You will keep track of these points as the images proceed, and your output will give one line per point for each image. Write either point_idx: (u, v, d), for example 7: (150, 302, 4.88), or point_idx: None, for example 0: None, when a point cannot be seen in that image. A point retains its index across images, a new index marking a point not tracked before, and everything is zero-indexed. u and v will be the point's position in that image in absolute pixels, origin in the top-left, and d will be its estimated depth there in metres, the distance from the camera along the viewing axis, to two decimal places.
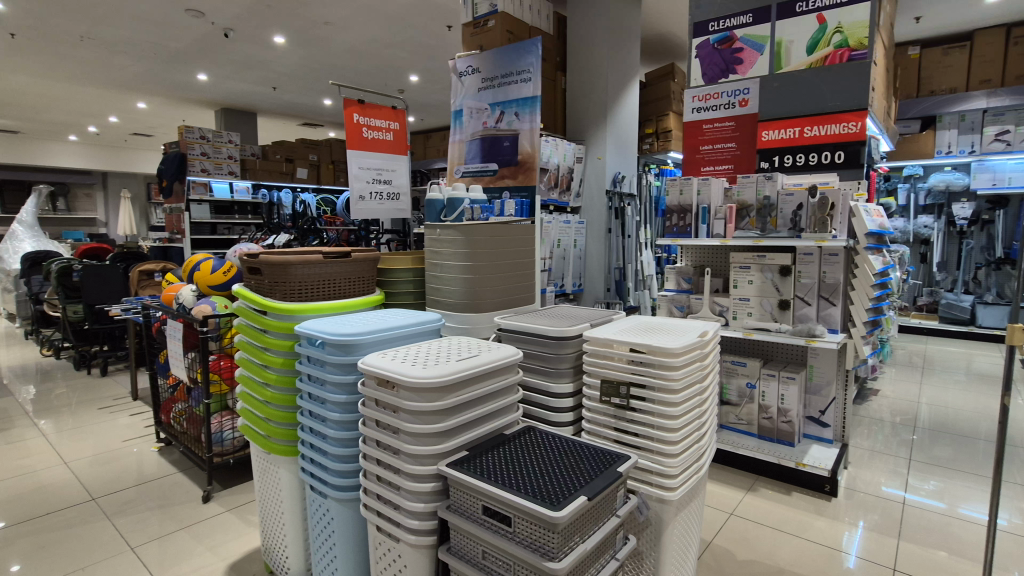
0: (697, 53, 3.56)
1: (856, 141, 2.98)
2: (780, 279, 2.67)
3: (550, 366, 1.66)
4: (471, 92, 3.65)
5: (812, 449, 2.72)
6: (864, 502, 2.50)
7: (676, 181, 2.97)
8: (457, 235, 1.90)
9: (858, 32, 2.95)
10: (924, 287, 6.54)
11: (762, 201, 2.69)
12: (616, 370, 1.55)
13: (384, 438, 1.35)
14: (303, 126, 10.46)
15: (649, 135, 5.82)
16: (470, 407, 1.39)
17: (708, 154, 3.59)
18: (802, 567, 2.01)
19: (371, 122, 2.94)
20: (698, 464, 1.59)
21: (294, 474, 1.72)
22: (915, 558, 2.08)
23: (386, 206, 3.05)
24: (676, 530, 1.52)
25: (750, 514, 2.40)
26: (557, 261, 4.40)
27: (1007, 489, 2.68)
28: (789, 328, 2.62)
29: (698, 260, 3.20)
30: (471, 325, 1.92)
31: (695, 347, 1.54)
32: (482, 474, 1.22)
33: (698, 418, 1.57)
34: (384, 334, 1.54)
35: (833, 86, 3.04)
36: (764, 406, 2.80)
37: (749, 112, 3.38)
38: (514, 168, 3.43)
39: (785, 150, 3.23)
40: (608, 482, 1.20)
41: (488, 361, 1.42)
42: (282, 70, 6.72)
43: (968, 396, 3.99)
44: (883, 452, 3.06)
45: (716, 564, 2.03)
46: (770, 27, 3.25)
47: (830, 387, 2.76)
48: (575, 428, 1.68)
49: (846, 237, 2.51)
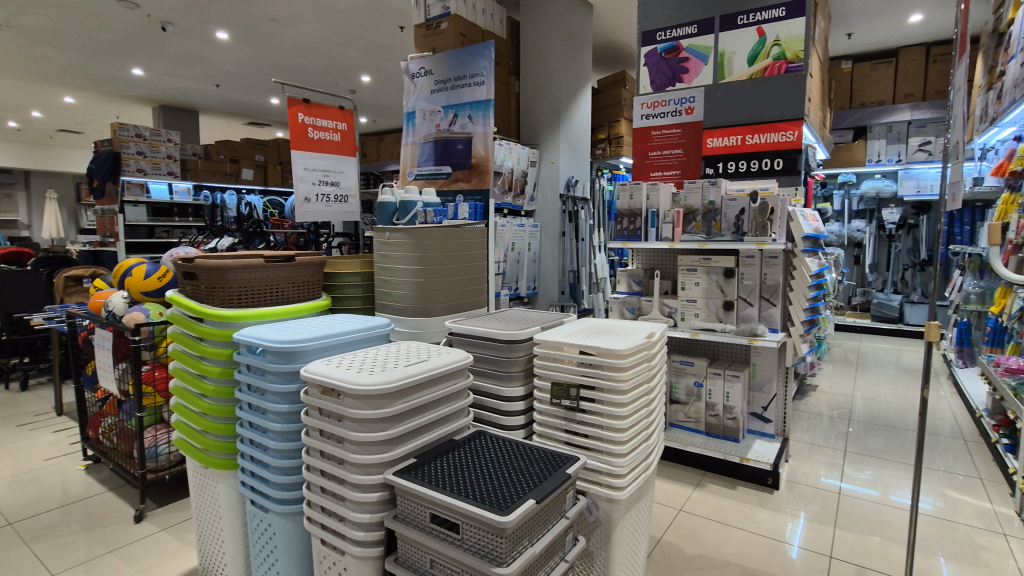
0: (646, 60, 3.65)
1: (793, 149, 3.13)
2: (724, 280, 2.77)
3: (501, 370, 1.66)
4: (424, 94, 3.63)
5: (755, 444, 2.83)
6: (804, 494, 2.61)
7: (627, 185, 3.02)
8: (407, 238, 1.86)
9: (794, 45, 3.10)
10: (857, 287, 6.91)
11: (707, 206, 2.80)
12: (566, 372, 1.57)
13: (328, 448, 1.31)
14: (250, 125, 10.08)
15: (601, 141, 5.94)
16: (419, 414, 1.37)
17: (657, 160, 3.67)
18: (746, 559, 2.08)
19: (317, 122, 2.87)
20: (646, 464, 1.61)
21: (233, 488, 1.64)
22: (849, 545, 2.19)
23: (333, 208, 2.97)
24: (625, 530, 1.53)
25: (697, 509, 2.47)
26: (511, 265, 4.42)
27: (930, 475, 2.87)
28: (733, 328, 2.72)
29: (648, 263, 3.28)
30: (423, 329, 1.88)
31: (642, 348, 1.57)
32: (430, 481, 1.20)
33: (645, 417, 1.61)
34: (329, 340, 1.50)
35: (772, 96, 3.19)
36: (711, 404, 2.89)
37: (695, 119, 3.49)
38: (468, 172, 3.44)
39: (728, 157, 3.36)
40: (557, 484, 1.21)
41: (436, 365, 1.40)
42: (226, 67, 6.46)
43: (896, 390, 4.25)
44: (821, 445, 3.22)
45: (666, 560, 2.07)
46: (714, 38, 3.38)
47: (771, 384, 2.89)
48: (526, 431, 1.68)
49: (785, 240, 2.62)
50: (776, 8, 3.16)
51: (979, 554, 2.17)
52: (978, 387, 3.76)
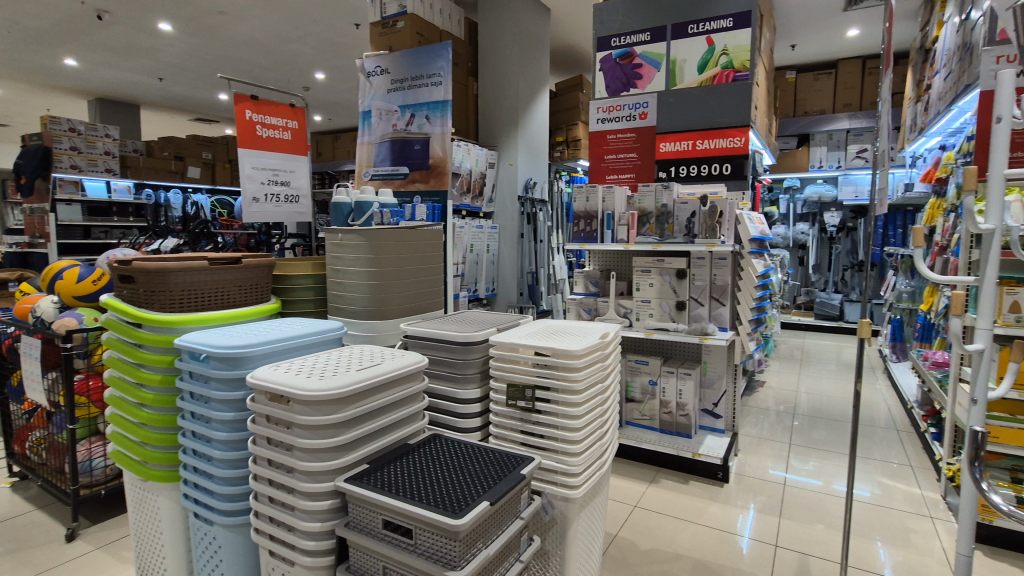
0: (601, 66, 3.72)
1: (740, 154, 3.26)
2: (676, 281, 2.85)
3: (457, 372, 1.65)
4: (380, 93, 3.57)
5: (707, 439, 2.92)
6: (752, 486, 2.72)
7: (583, 188, 3.07)
8: (360, 240, 1.83)
9: (741, 55, 3.23)
10: (802, 287, 7.24)
11: (659, 209, 2.89)
12: (522, 373, 1.57)
13: (276, 456, 1.27)
14: (197, 121, 9.66)
15: (559, 143, 6.02)
16: (372, 419, 1.35)
17: (612, 163, 3.75)
18: (698, 552, 2.15)
19: (266, 119, 2.78)
20: (601, 462, 1.64)
21: (175, 501, 1.57)
22: (794, 534, 2.29)
23: (283, 209, 2.88)
24: (580, 528, 1.55)
25: (652, 505, 2.53)
26: (470, 266, 4.42)
27: (866, 464, 3.04)
28: (685, 327, 2.80)
29: (604, 265, 3.35)
30: (377, 333, 1.85)
31: (596, 349, 1.60)
32: (383, 487, 1.18)
33: (600, 415, 1.63)
34: (278, 345, 1.46)
35: (720, 103, 3.30)
36: (664, 402, 2.97)
37: (649, 124, 3.57)
38: (426, 173, 3.40)
39: (680, 161, 3.46)
40: (511, 486, 1.21)
41: (389, 369, 1.39)
42: (170, 60, 6.17)
43: (836, 384, 4.48)
44: (768, 439, 3.36)
45: (621, 556, 2.11)
46: (666, 46, 3.48)
47: (720, 381, 2.99)
48: (482, 433, 1.68)
49: (733, 242, 2.72)
50: (724, 19, 3.29)
51: (910, 537, 2.32)
52: (909, 380, 4.02)
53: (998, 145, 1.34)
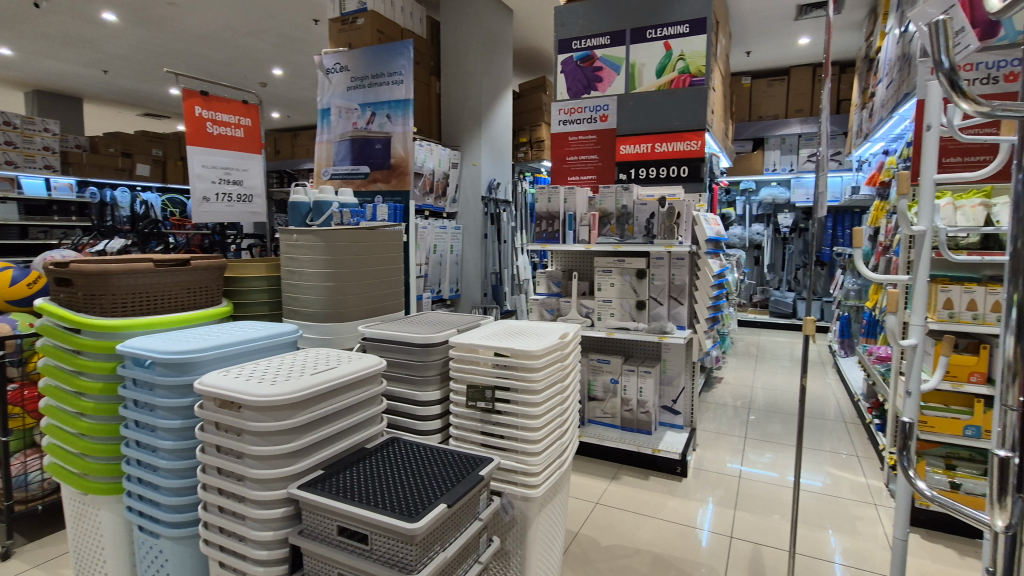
0: (562, 68, 3.76)
1: (696, 157, 3.35)
2: (636, 281, 2.91)
3: (416, 374, 1.63)
4: (339, 91, 3.51)
5: (666, 435, 2.99)
6: (709, 480, 2.80)
7: (545, 189, 3.09)
8: (317, 240, 1.79)
9: (697, 60, 3.31)
10: (757, 286, 7.50)
11: (620, 210, 2.94)
12: (482, 374, 1.57)
13: (226, 464, 1.23)
14: (146, 117, 9.27)
15: (523, 144, 6.05)
16: (327, 424, 1.32)
17: (574, 164, 3.79)
18: (657, 545, 2.20)
19: (217, 116, 2.69)
20: (560, 461, 1.66)
21: (118, 514, 1.50)
22: (748, 525, 2.37)
23: (235, 209, 2.79)
24: (541, 526, 1.57)
25: (613, 501, 2.57)
26: (433, 267, 4.40)
27: (815, 455, 3.18)
28: (645, 326, 2.86)
29: (566, 265, 3.38)
30: (334, 335, 1.82)
31: (555, 349, 1.61)
32: (338, 492, 1.16)
33: (559, 415, 1.65)
34: (230, 349, 1.42)
35: (678, 107, 3.39)
36: (625, 400, 3.02)
37: (609, 127, 3.62)
38: (387, 172, 3.35)
39: (639, 163, 3.53)
40: (469, 488, 1.21)
41: (345, 373, 1.36)
42: (115, 51, 5.89)
43: (789, 379, 4.67)
44: (725, 433, 3.47)
45: (581, 553, 2.14)
46: (625, 50, 3.54)
47: (679, 377, 3.06)
48: (442, 435, 1.67)
49: (690, 243, 2.78)
50: (681, 25, 3.37)
51: (855, 524, 2.44)
52: (856, 373, 4.22)
53: (927, 151, 1.43)
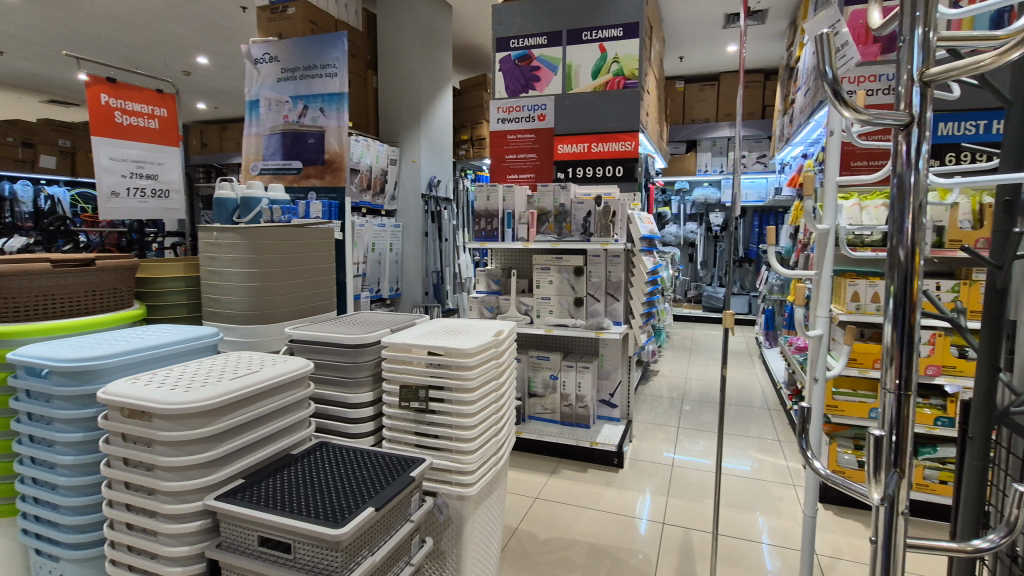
0: (501, 66, 3.77)
1: (631, 158, 3.45)
2: (574, 278, 2.97)
3: (347, 376, 1.59)
4: (269, 82, 3.37)
5: (604, 428, 3.06)
6: (644, 469, 2.90)
7: (483, 187, 3.09)
8: (238, 239, 1.71)
9: (630, 63, 3.42)
10: (692, 282, 7.85)
11: (557, 208, 2.99)
12: (415, 373, 1.55)
13: (135, 477, 1.15)
14: (51, 104, 8.51)
15: (464, 141, 6.03)
16: (249, 430, 1.26)
17: (512, 163, 3.80)
18: (594, 536, 2.26)
19: (126, 105, 2.51)
20: (495, 459, 1.66)
21: (11, 538, 1.38)
22: (680, 511, 2.47)
23: (149, 204, 2.61)
24: (476, 524, 1.57)
25: (553, 495, 2.61)
26: (372, 266, 4.34)
27: (742, 441, 3.36)
28: (582, 323, 2.91)
29: (506, 263, 3.40)
30: (259, 338, 1.74)
31: (489, 346, 1.61)
32: (259, 502, 1.11)
33: (494, 412, 1.65)
34: (142, 356, 1.33)
35: (613, 108, 3.48)
36: (565, 395, 3.08)
37: (547, 126, 3.67)
38: (321, 168, 3.22)
39: (576, 163, 3.60)
40: (399, 489, 1.20)
41: (268, 377, 1.31)
42: (12, 31, 5.37)
43: (719, 370, 4.91)
44: (660, 424, 3.60)
45: (520, 548, 2.16)
46: (562, 50, 3.60)
47: (616, 372, 3.15)
48: (375, 438, 1.64)
49: (625, 241, 2.87)
50: (615, 28, 3.46)
51: (777, 505, 2.60)
52: (778, 363, 4.49)
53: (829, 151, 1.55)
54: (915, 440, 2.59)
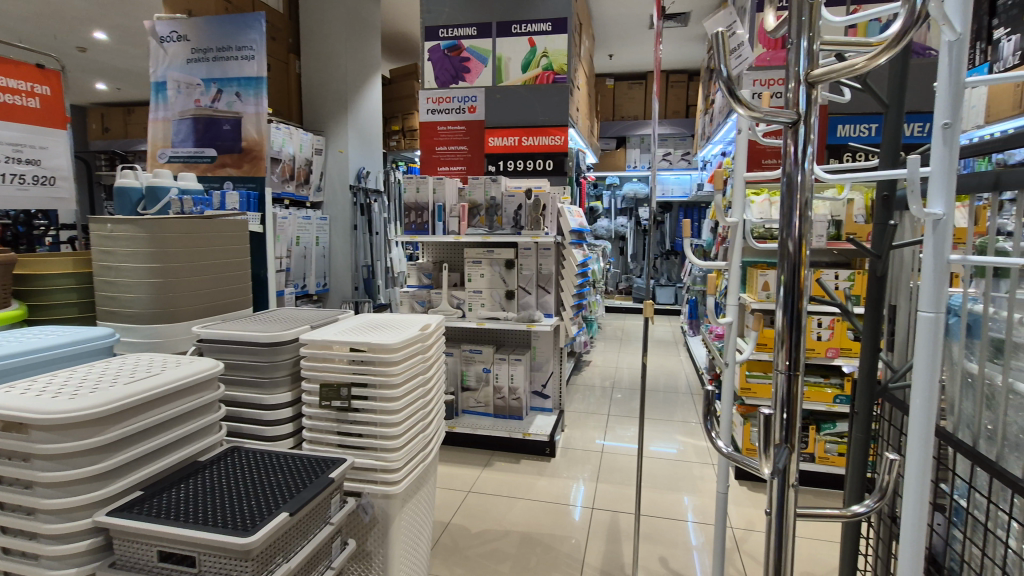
0: (429, 55, 3.68)
1: (560, 152, 3.51)
2: (505, 271, 2.98)
3: (263, 377, 1.51)
4: (177, 63, 3.13)
5: (536, 419, 3.11)
6: (575, 457, 2.97)
7: (413, 179, 3.04)
8: (137, 231, 1.57)
9: (559, 58, 3.47)
10: (622, 274, 8.10)
11: (488, 201, 2.98)
12: (336, 370, 1.49)
13: (9, 496, 1.03)
14: None
15: (395, 132, 5.91)
16: (149, 438, 1.17)
17: (443, 155, 3.73)
18: (526, 525, 2.29)
19: (2, 81, 2.23)
20: (423, 455, 1.64)
21: None
22: (609, 495, 2.56)
23: (30, 193, 2.37)
24: (403, 523, 1.54)
25: (486, 487, 2.61)
26: (296, 260, 4.21)
27: (667, 425, 3.52)
28: (514, 315, 2.94)
29: (438, 256, 3.36)
30: (163, 338, 1.62)
31: (415, 341, 1.58)
32: (160, 514, 1.03)
33: (421, 407, 1.63)
34: (18, 362, 1.20)
35: (542, 102, 3.52)
36: (497, 388, 3.10)
37: (477, 118, 3.64)
38: (238, 157, 2.99)
39: (507, 156, 3.61)
40: (316, 492, 1.15)
41: (170, 380, 1.22)
42: None
43: (648, 359, 5.11)
44: (591, 412, 3.70)
45: (451, 543, 2.15)
46: (492, 42, 3.58)
47: (549, 363, 3.19)
48: (295, 440, 1.56)
49: (555, 233, 2.91)
50: (544, 23, 3.50)
51: (698, 484, 2.74)
52: (701, 350, 4.74)
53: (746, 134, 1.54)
54: (818, 417, 2.81)
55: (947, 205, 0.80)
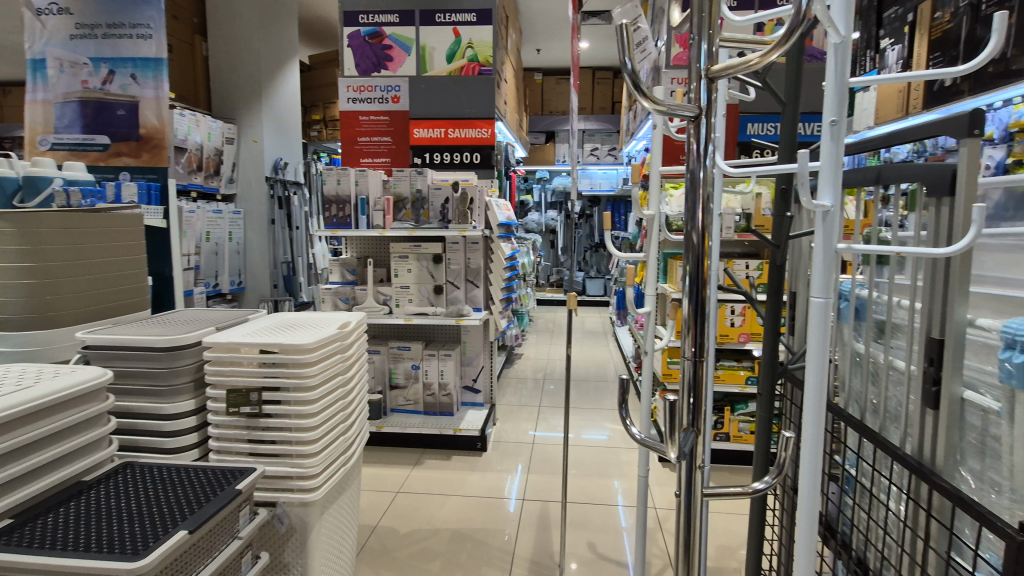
0: (349, 42, 3.53)
1: (487, 145, 3.50)
2: (433, 266, 2.93)
3: (161, 385, 1.39)
4: (59, 38, 2.77)
5: (467, 414, 3.09)
6: (506, 450, 2.98)
7: (333, 170, 2.90)
8: (4, 226, 1.39)
9: (484, 50, 3.45)
10: (553, 267, 8.22)
11: (414, 194, 2.93)
12: (246, 374, 1.39)
13: None
14: None
15: (316, 122, 5.67)
16: (19, 459, 1.03)
17: (365, 146, 3.60)
18: (456, 522, 2.26)
19: None
20: (344, 458, 1.57)
21: None
22: (540, 486, 2.58)
23: None
24: (324, 529, 1.47)
25: (416, 486, 2.57)
26: (206, 257, 3.94)
27: (595, 414, 3.61)
28: (443, 310, 2.90)
29: (362, 252, 3.25)
30: (40, 346, 1.43)
31: (332, 340, 1.50)
32: (32, 544, 0.91)
33: (341, 409, 1.55)
34: None
35: (469, 94, 3.48)
36: (427, 384, 3.05)
37: (401, 108, 3.56)
38: (136, 145, 2.70)
39: (433, 148, 3.54)
40: (221, 505, 1.07)
41: (48, 391, 1.09)
42: None
43: (578, 350, 5.22)
44: (522, 404, 3.73)
45: (379, 545, 2.10)
46: (415, 31, 3.49)
47: (479, 358, 3.18)
48: (201, 451, 1.45)
49: (482, 227, 2.89)
50: (468, 13, 3.46)
51: (625, 468, 2.84)
52: (627, 339, 4.91)
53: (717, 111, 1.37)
54: (732, 398, 2.98)
55: (834, 197, 0.86)
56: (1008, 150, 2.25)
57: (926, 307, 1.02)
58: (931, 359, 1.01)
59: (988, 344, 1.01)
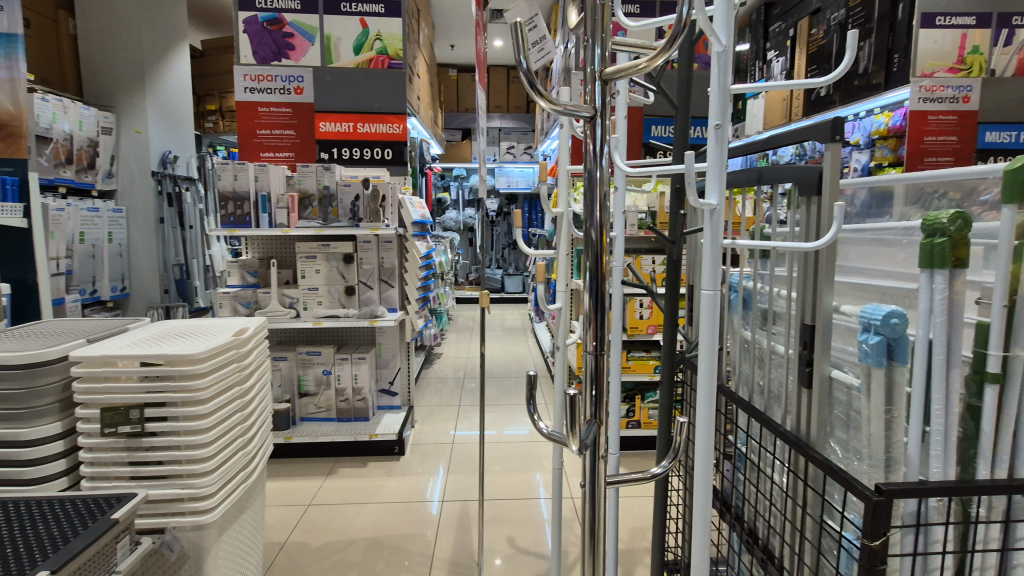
0: (244, 27, 3.29)
1: (399, 141, 3.42)
2: (344, 266, 2.82)
3: (19, 407, 1.22)
4: None
5: (384, 418, 3.01)
6: (425, 452, 2.94)
7: (228, 164, 2.66)
8: None
9: (393, 43, 3.39)
10: (472, 265, 8.18)
11: (322, 191, 2.79)
12: (124, 391, 1.25)
13: None
14: None
15: (210, 112, 5.25)
16: None
17: (266, 139, 3.37)
18: (373, 530, 2.19)
19: None
20: (244, 474, 1.46)
21: None
22: (459, 485, 2.57)
23: None
24: (221, 552, 1.37)
25: (329, 497, 2.46)
26: (80, 261, 3.51)
27: (515, 411, 3.64)
28: (355, 312, 2.80)
29: (264, 252, 3.06)
30: None
31: (226, 349, 1.39)
32: None
33: (239, 422, 1.44)
34: None
35: (378, 88, 3.36)
36: (340, 390, 2.93)
37: (305, 100, 3.35)
38: None
39: (341, 142, 3.41)
40: (92, 539, 0.95)
41: None
42: None
43: (498, 348, 5.23)
44: (441, 405, 3.69)
45: (289, 563, 1.98)
46: (318, 19, 3.33)
47: (395, 359, 3.11)
48: (70, 479, 1.29)
49: (396, 225, 2.82)
50: (376, 4, 3.37)
51: (544, 461, 2.89)
52: (545, 335, 5.00)
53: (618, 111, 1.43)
54: (642, 387, 3.13)
55: (720, 196, 0.90)
56: (870, 155, 2.62)
57: (801, 296, 1.12)
58: (806, 343, 1.11)
59: (850, 327, 1.13)
